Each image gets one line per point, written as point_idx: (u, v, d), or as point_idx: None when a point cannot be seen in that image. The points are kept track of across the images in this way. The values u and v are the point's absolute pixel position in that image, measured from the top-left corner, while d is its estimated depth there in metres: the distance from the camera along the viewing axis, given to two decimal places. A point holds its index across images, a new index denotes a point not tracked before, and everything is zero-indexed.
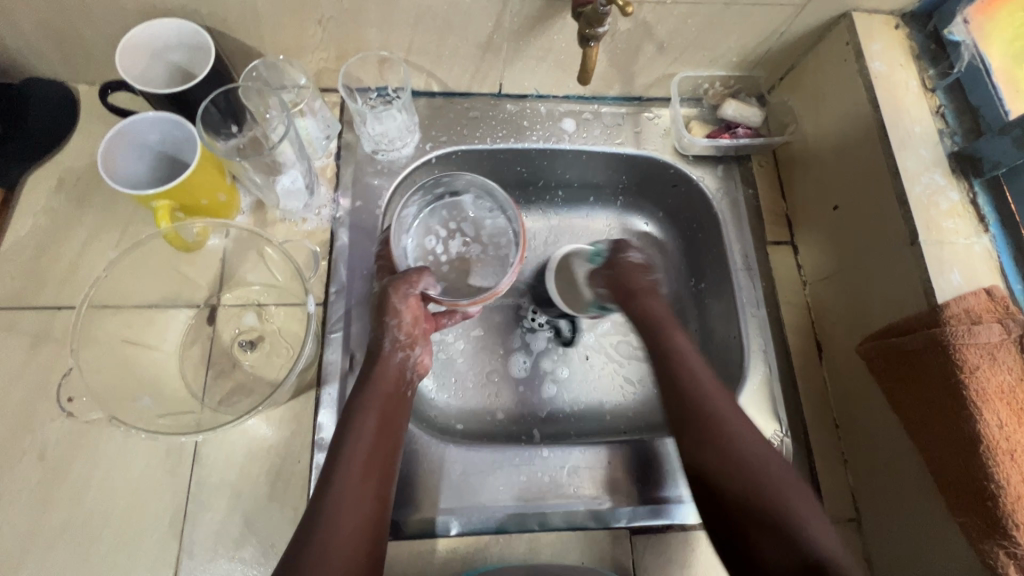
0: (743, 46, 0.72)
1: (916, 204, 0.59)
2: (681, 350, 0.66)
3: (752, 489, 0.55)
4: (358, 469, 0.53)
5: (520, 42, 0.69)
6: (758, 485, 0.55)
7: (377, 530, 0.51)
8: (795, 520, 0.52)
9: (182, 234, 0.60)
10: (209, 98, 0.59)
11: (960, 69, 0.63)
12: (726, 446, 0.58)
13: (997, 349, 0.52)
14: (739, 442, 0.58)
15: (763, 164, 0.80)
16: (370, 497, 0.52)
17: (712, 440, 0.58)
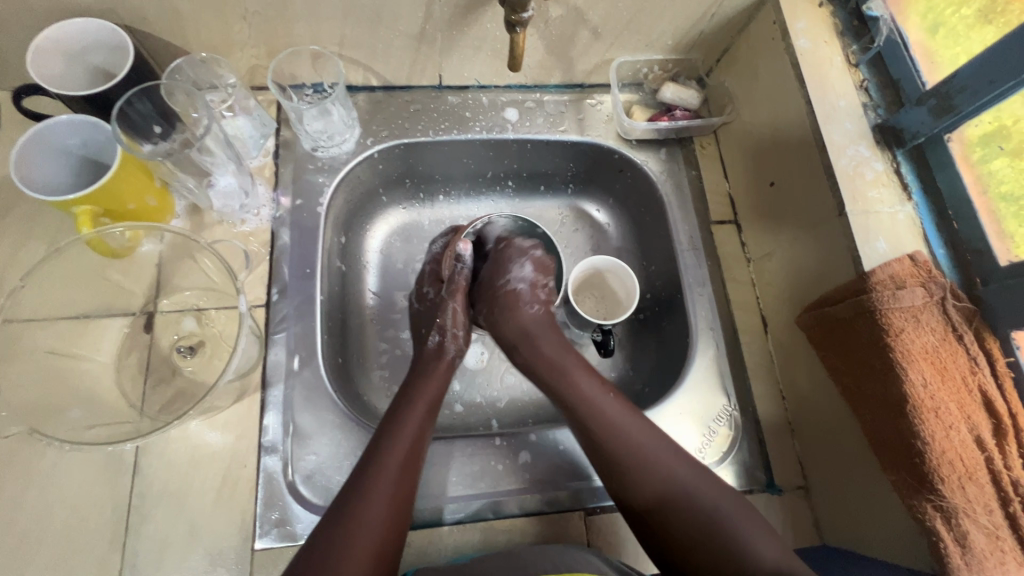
0: (676, 29, 0.73)
1: (842, 176, 0.61)
2: (575, 366, 0.67)
3: (626, 470, 0.58)
4: (403, 450, 0.57)
5: (453, 32, 0.68)
6: (656, 480, 0.57)
7: (403, 512, 0.54)
8: (678, 483, 0.57)
9: (108, 241, 0.58)
10: (122, 100, 0.56)
11: (879, 44, 0.65)
12: (642, 473, 0.58)
13: (920, 312, 0.54)
14: (646, 445, 0.59)
15: (705, 146, 0.81)
16: (405, 485, 0.55)
17: (632, 448, 0.59)
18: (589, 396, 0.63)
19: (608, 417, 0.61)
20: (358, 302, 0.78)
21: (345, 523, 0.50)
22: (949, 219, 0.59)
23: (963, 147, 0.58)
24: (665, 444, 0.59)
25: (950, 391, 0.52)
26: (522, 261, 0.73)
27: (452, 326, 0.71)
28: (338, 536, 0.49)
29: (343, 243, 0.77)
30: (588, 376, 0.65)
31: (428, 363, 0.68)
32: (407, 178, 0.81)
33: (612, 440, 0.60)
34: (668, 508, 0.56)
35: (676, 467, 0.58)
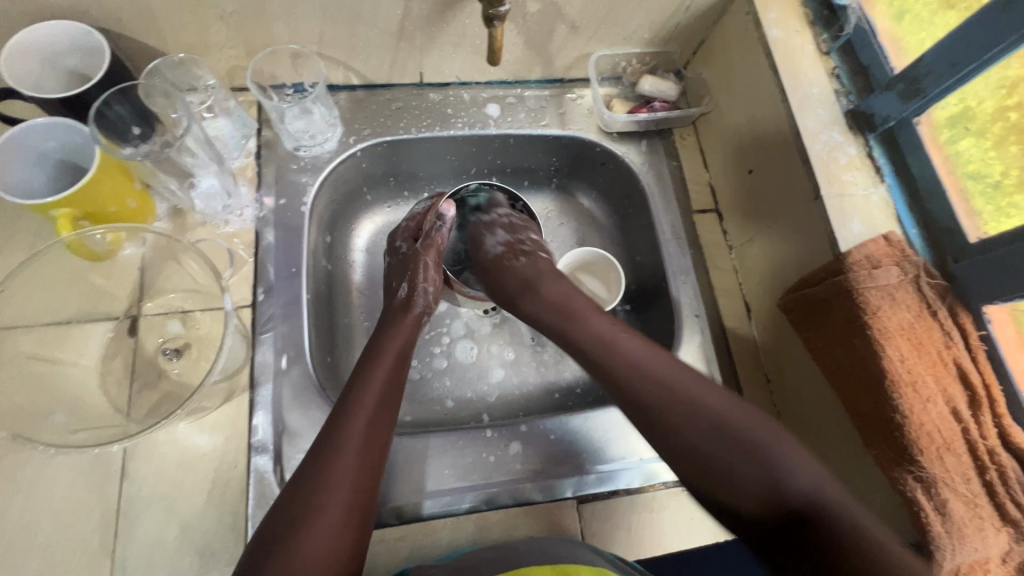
0: (652, 22, 0.74)
1: (817, 161, 0.62)
2: (586, 308, 0.65)
3: (651, 402, 0.56)
4: (363, 422, 0.54)
5: (432, 29, 0.69)
6: (681, 415, 0.54)
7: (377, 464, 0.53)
8: (709, 416, 0.54)
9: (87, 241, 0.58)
10: (99, 99, 0.56)
11: (849, 31, 0.66)
12: (667, 406, 0.55)
13: (896, 290, 0.56)
14: (690, 393, 0.55)
15: (685, 137, 0.82)
16: (371, 455, 0.53)
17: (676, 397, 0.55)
18: (625, 355, 0.59)
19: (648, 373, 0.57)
20: (346, 301, 0.78)
21: (315, 482, 0.49)
22: (920, 200, 0.61)
23: (932, 129, 0.60)
24: (713, 392, 0.55)
25: (926, 366, 0.54)
26: (493, 230, 0.73)
27: (424, 279, 0.70)
28: (308, 498, 0.49)
29: (329, 242, 0.77)
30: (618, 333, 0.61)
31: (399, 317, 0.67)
32: (391, 176, 0.82)
33: (654, 394, 0.56)
34: (700, 442, 0.53)
35: (724, 417, 0.54)
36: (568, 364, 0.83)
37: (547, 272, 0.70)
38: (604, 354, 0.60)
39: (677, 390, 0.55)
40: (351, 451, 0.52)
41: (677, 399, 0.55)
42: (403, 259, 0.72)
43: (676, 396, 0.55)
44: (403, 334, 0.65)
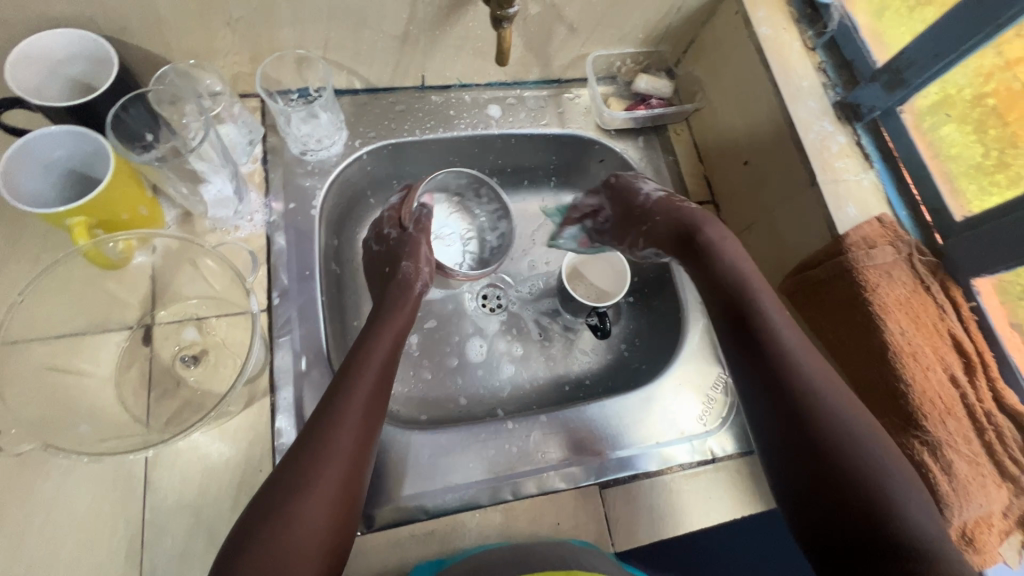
0: (646, 22, 0.77)
1: (811, 149, 0.66)
2: (755, 278, 0.63)
3: (811, 404, 0.53)
4: (358, 420, 0.54)
5: (435, 32, 0.70)
6: (832, 426, 0.51)
7: (367, 452, 0.53)
8: (854, 438, 0.50)
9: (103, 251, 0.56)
10: (117, 105, 0.58)
11: (833, 28, 0.70)
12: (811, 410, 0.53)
13: (892, 268, 0.60)
14: (836, 411, 0.52)
15: (679, 132, 0.85)
16: (359, 454, 0.52)
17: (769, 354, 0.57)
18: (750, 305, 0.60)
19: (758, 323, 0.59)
20: (356, 303, 0.78)
21: (308, 462, 0.50)
22: (908, 183, 0.64)
23: (914, 117, 0.64)
24: (842, 392, 0.53)
25: (924, 337, 0.57)
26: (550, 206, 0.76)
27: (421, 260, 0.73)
28: (295, 483, 0.49)
29: (335, 244, 0.77)
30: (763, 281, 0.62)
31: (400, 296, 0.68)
32: (394, 179, 0.83)
33: (803, 399, 0.53)
34: (838, 455, 0.50)
35: (861, 441, 0.50)
36: (576, 356, 0.85)
37: (707, 218, 0.69)
38: (777, 345, 0.57)
39: (825, 401, 0.53)
40: (345, 439, 0.52)
41: (824, 411, 0.52)
42: (395, 244, 0.74)
43: (825, 409, 0.52)
44: (394, 327, 0.64)
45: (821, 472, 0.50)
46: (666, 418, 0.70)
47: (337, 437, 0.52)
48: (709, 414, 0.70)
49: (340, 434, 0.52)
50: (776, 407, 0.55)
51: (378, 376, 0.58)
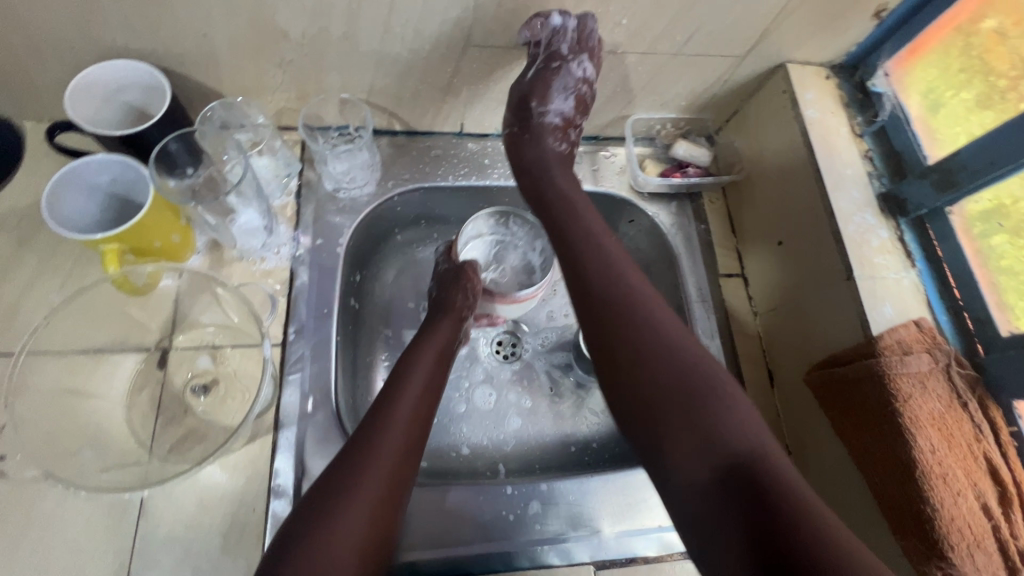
0: (690, 91, 0.76)
1: (850, 242, 0.63)
2: (642, 304, 0.56)
3: (665, 361, 0.52)
4: (398, 439, 0.55)
5: (478, 86, 0.71)
6: (705, 401, 0.50)
7: (403, 479, 0.54)
8: (723, 431, 0.48)
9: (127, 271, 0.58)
10: (159, 145, 0.59)
11: (883, 117, 0.69)
12: (666, 369, 0.52)
13: (927, 378, 0.56)
14: (715, 399, 0.50)
15: (714, 201, 0.84)
16: (400, 469, 0.54)
17: (679, 396, 0.50)
18: (656, 349, 0.53)
19: (685, 362, 0.52)
20: (370, 341, 0.78)
21: (346, 476, 0.51)
22: (952, 287, 0.62)
23: (964, 220, 0.62)
24: (701, 368, 0.52)
25: (957, 458, 0.54)
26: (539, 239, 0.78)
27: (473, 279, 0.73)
28: (334, 498, 0.50)
29: (359, 280, 0.78)
30: (659, 311, 0.56)
31: (439, 318, 0.70)
32: (423, 220, 0.83)
33: (682, 368, 0.52)
34: (708, 420, 0.49)
35: (731, 438, 0.48)
36: (585, 416, 0.83)
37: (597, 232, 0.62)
38: (679, 368, 0.52)
39: (722, 419, 0.48)
40: (386, 456, 0.54)
41: (716, 395, 0.50)
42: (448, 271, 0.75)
43: (722, 408, 0.49)
44: (433, 351, 0.66)
45: (719, 459, 0.47)
46: None
47: (376, 460, 0.53)
48: None
49: (377, 459, 0.53)
50: (660, 430, 0.50)
51: (417, 405, 0.60)
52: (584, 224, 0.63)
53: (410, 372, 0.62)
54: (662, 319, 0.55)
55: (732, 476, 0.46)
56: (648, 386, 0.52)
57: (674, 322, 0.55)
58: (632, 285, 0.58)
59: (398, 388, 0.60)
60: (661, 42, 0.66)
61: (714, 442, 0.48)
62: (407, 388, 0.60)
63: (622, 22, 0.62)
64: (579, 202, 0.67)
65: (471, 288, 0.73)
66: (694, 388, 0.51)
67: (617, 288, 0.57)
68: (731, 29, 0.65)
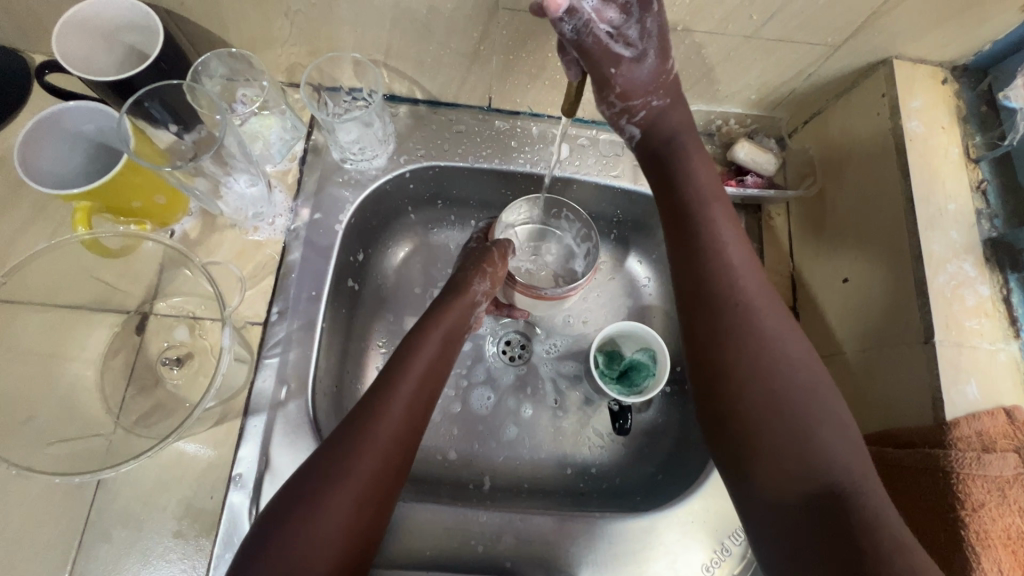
0: (763, 84, 0.63)
1: (936, 296, 0.51)
2: (759, 306, 0.49)
3: (760, 365, 0.46)
4: (382, 443, 0.49)
5: (509, 57, 0.61)
6: (801, 418, 0.43)
7: (387, 488, 0.48)
8: (824, 458, 0.42)
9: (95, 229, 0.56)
10: (132, 99, 0.52)
11: (1011, 141, 0.54)
12: (765, 382, 0.45)
13: (1010, 486, 0.44)
14: (811, 417, 0.44)
15: (774, 217, 0.71)
16: (383, 475, 0.48)
17: (778, 411, 0.44)
18: (768, 358, 0.46)
19: (792, 379, 0.45)
20: (367, 327, 0.71)
21: (312, 487, 0.46)
22: None
23: None
24: (801, 380, 0.45)
25: None
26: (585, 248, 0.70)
27: (494, 265, 0.65)
28: (300, 511, 0.44)
29: (360, 260, 0.71)
30: (777, 316, 0.48)
31: (451, 298, 0.62)
32: (439, 201, 0.76)
33: (777, 377, 0.45)
34: (807, 444, 0.43)
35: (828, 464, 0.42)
36: (588, 437, 0.74)
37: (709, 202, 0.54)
38: (774, 374, 0.45)
39: (817, 441, 0.43)
40: (365, 463, 0.47)
41: (809, 414, 0.44)
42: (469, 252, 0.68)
43: (811, 429, 0.43)
44: (434, 347, 0.58)
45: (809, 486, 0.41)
46: (664, 559, 0.59)
47: (349, 472, 0.46)
48: (715, 569, 0.59)
49: (351, 474, 0.46)
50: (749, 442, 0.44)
51: (408, 409, 0.52)
52: (707, 209, 0.53)
53: (404, 370, 0.54)
54: (778, 329, 0.47)
55: (823, 502, 0.41)
56: (741, 395, 0.45)
57: (791, 333, 0.47)
58: (746, 281, 0.49)
59: (387, 387, 0.52)
60: (734, 21, 0.54)
61: (810, 466, 0.42)
62: (399, 387, 0.53)
63: None
64: (710, 180, 0.55)
65: (493, 274, 0.65)
66: (793, 402, 0.44)
67: (735, 283, 0.49)
68: (829, 10, 0.52)
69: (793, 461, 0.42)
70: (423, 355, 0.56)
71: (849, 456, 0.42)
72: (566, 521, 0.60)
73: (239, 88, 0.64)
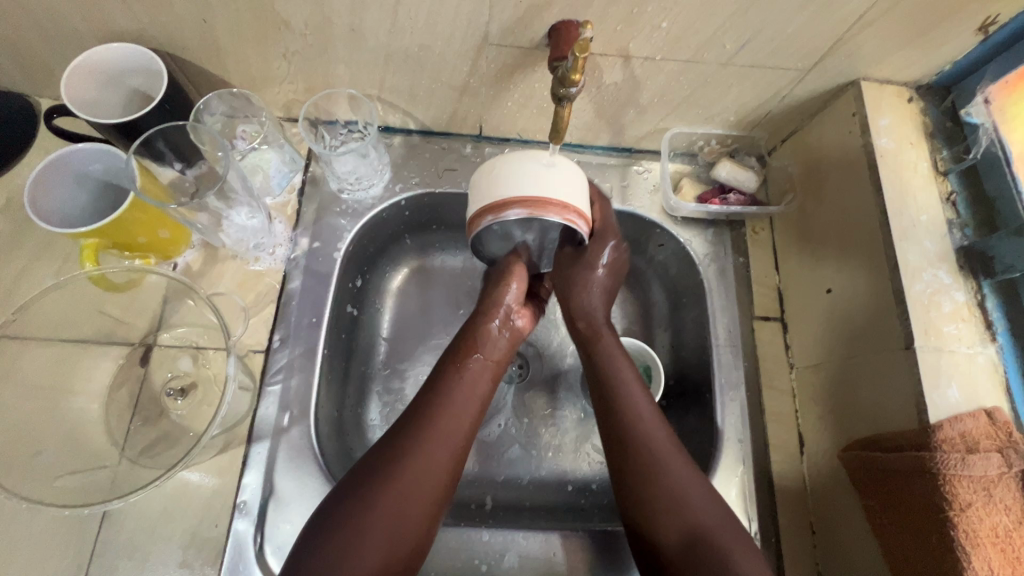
0: (741, 106, 0.66)
1: (914, 304, 0.53)
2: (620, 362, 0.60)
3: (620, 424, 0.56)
4: (472, 399, 0.55)
5: (497, 88, 0.64)
6: (651, 459, 0.53)
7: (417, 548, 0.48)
8: (682, 488, 0.52)
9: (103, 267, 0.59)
10: (139, 142, 0.55)
11: (976, 155, 0.57)
12: (637, 438, 0.55)
13: (994, 485, 0.46)
14: (665, 456, 0.54)
15: (758, 231, 0.74)
16: (470, 419, 0.55)
17: (640, 455, 0.54)
18: (668, 469, 0.53)
19: (642, 433, 0.55)
20: (366, 351, 0.73)
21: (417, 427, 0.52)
22: None
23: None
24: (660, 426, 0.56)
25: None
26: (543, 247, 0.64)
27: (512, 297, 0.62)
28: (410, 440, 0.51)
29: (358, 286, 0.72)
30: (664, 429, 0.56)
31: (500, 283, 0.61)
32: (433, 224, 0.77)
33: (636, 441, 0.55)
34: (659, 477, 0.52)
35: (687, 491, 0.52)
36: (588, 454, 0.74)
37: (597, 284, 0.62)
38: (633, 419, 0.56)
39: (670, 465, 0.53)
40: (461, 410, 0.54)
41: (654, 451, 0.54)
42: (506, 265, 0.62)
43: (668, 472, 0.53)
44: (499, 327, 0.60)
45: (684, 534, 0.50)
46: None
47: (453, 409, 0.54)
48: None
49: (368, 551, 0.45)
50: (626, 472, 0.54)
51: (444, 476, 0.51)
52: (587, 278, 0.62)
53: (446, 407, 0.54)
54: (639, 400, 0.57)
55: (689, 536, 0.50)
56: (619, 445, 0.55)
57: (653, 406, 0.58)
58: (622, 375, 0.59)
59: (428, 428, 0.52)
60: (709, 50, 0.57)
61: (680, 504, 0.51)
62: (427, 447, 0.51)
63: (663, 26, 0.54)
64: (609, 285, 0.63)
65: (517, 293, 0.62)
66: (648, 436, 0.55)
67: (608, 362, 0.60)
68: (797, 38, 0.55)
69: (659, 515, 0.51)
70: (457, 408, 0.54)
71: (695, 488, 0.52)
72: (573, 536, 0.61)
73: (240, 124, 0.66)
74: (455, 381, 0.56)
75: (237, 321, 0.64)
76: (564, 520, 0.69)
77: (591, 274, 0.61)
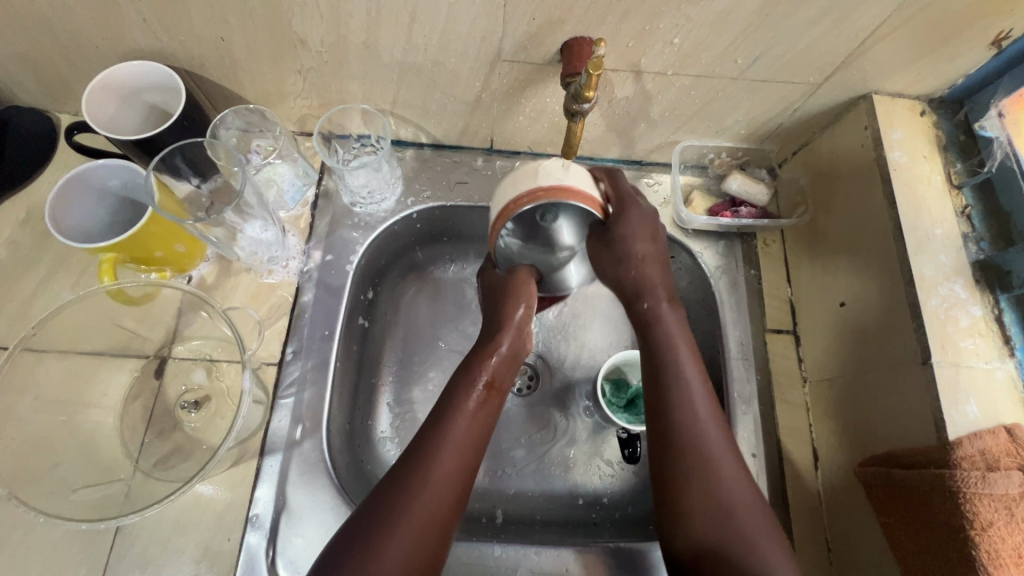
0: (752, 119, 0.67)
1: (930, 318, 0.53)
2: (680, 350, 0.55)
3: (671, 418, 0.52)
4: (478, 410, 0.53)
5: (509, 103, 0.64)
6: (695, 454, 0.50)
7: None
8: (722, 483, 0.49)
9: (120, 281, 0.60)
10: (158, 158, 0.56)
11: (991, 168, 0.57)
12: (683, 433, 0.51)
13: (1015, 504, 0.45)
14: (709, 451, 0.51)
15: (769, 244, 0.73)
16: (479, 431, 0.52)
17: (686, 450, 0.51)
18: (710, 463, 0.50)
19: (691, 427, 0.51)
20: (377, 362, 0.73)
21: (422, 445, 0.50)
22: None
23: None
24: (711, 417, 0.52)
25: None
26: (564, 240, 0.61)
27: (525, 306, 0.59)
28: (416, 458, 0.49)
29: (369, 298, 0.73)
30: (713, 421, 0.52)
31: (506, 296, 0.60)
32: (443, 236, 0.78)
33: (687, 436, 0.51)
34: (699, 471, 0.50)
35: (726, 488, 0.49)
36: (598, 468, 0.74)
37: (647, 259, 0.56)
38: (685, 413, 0.52)
39: (715, 461, 0.50)
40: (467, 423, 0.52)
41: (700, 446, 0.51)
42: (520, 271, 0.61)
43: (709, 466, 0.50)
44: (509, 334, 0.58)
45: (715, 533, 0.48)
46: None
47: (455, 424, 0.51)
48: None
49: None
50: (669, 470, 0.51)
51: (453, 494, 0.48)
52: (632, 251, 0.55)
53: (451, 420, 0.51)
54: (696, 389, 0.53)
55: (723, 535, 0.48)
56: (670, 438, 0.52)
57: (706, 390, 0.54)
58: (680, 361, 0.54)
59: (431, 447, 0.49)
60: (720, 64, 0.57)
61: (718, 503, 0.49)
62: (436, 464, 0.48)
63: (675, 41, 0.54)
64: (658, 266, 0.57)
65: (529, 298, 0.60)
66: (697, 429, 0.51)
67: (667, 345, 0.55)
68: (809, 52, 0.55)
69: (693, 514, 0.49)
70: (461, 429, 0.51)
71: (739, 487, 0.50)
72: (585, 551, 0.61)
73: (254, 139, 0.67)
74: (461, 396, 0.53)
75: (251, 334, 0.64)
76: (576, 534, 0.68)
77: (627, 249, 0.55)
